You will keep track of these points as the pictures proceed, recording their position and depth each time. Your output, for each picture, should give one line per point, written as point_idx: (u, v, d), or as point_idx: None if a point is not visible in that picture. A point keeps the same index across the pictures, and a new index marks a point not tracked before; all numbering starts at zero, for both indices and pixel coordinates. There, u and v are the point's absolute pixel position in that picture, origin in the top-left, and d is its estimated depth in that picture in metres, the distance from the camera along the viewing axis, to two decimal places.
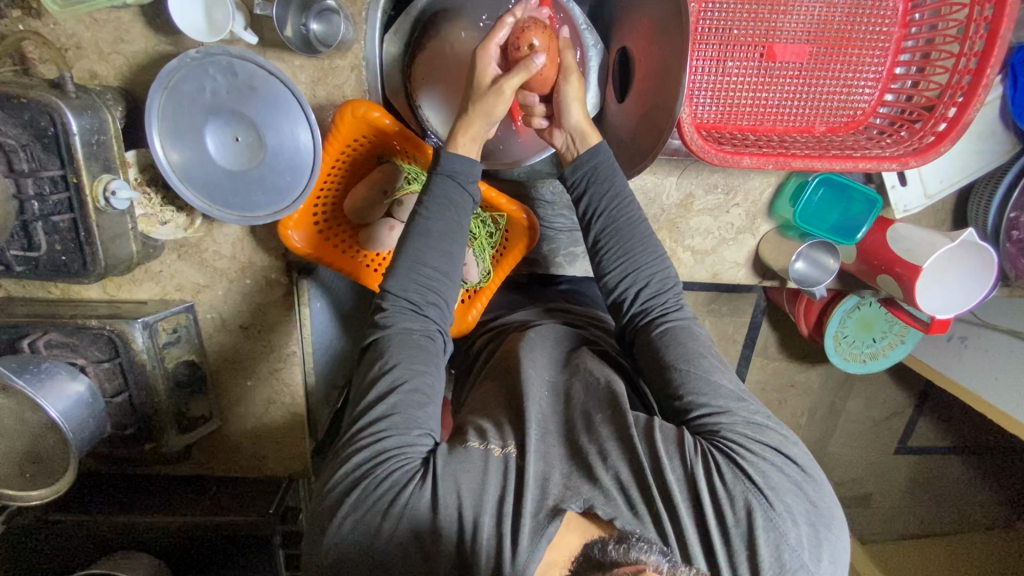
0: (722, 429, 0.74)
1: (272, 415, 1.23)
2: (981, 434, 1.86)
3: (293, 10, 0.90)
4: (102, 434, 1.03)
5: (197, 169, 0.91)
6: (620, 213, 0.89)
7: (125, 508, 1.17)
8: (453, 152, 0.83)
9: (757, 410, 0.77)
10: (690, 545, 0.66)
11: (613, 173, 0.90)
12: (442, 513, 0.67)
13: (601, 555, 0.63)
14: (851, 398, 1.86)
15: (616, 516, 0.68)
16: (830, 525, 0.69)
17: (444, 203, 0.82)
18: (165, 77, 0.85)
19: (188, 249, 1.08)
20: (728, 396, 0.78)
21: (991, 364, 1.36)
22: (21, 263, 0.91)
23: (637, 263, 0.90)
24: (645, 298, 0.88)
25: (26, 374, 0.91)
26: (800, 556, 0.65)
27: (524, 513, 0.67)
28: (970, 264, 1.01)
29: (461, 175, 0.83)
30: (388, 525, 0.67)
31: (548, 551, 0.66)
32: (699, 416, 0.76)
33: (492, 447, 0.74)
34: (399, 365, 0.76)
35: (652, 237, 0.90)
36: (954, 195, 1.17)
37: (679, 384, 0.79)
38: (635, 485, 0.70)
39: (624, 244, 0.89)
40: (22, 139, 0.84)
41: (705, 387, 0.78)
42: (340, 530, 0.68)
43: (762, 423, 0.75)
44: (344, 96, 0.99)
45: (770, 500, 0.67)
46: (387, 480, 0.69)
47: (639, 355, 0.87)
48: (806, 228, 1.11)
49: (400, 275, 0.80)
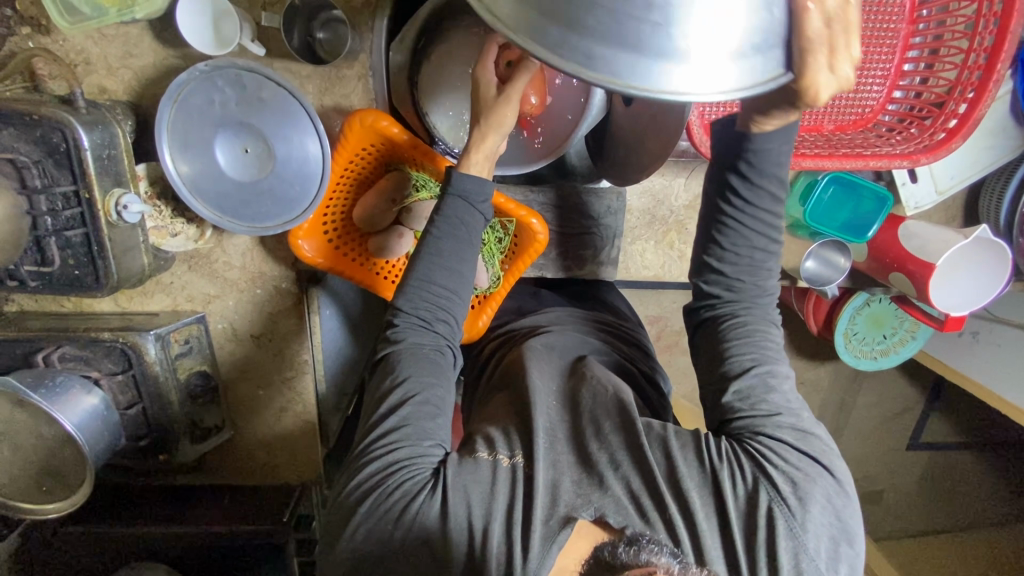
0: (762, 433, 0.73)
1: (285, 423, 1.23)
2: (993, 429, 1.85)
3: (299, 23, 0.95)
4: (117, 446, 1.03)
5: (207, 181, 0.91)
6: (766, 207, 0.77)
7: (140, 519, 1.18)
8: (465, 173, 0.82)
9: (805, 415, 0.76)
10: (706, 550, 0.66)
11: (780, 169, 0.75)
12: (452, 523, 0.67)
13: (612, 558, 0.64)
14: (862, 395, 1.86)
15: (628, 524, 0.68)
16: (852, 540, 0.69)
17: (454, 223, 0.80)
18: (174, 91, 0.86)
19: (199, 260, 1.08)
20: (780, 400, 0.76)
21: (1003, 359, 1.35)
22: (35, 278, 0.92)
23: (753, 263, 0.80)
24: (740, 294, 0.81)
25: (41, 389, 0.92)
26: (815, 562, 0.66)
27: (533, 522, 0.67)
28: (983, 263, 1.00)
29: (472, 196, 0.81)
30: (400, 533, 0.67)
31: (559, 558, 0.66)
32: (743, 417, 0.75)
33: (499, 458, 0.73)
34: (410, 378, 0.75)
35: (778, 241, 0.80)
36: (964, 190, 1.16)
37: (736, 390, 0.76)
38: (647, 493, 0.70)
39: (744, 243, 0.79)
40: (34, 155, 0.85)
41: (760, 391, 0.76)
42: (352, 538, 0.69)
43: (808, 431, 0.74)
44: (351, 105, 1.00)
45: (793, 508, 0.67)
46: (398, 490, 0.69)
47: (702, 343, 0.82)
48: (817, 228, 1.09)
49: (410, 292, 0.79)
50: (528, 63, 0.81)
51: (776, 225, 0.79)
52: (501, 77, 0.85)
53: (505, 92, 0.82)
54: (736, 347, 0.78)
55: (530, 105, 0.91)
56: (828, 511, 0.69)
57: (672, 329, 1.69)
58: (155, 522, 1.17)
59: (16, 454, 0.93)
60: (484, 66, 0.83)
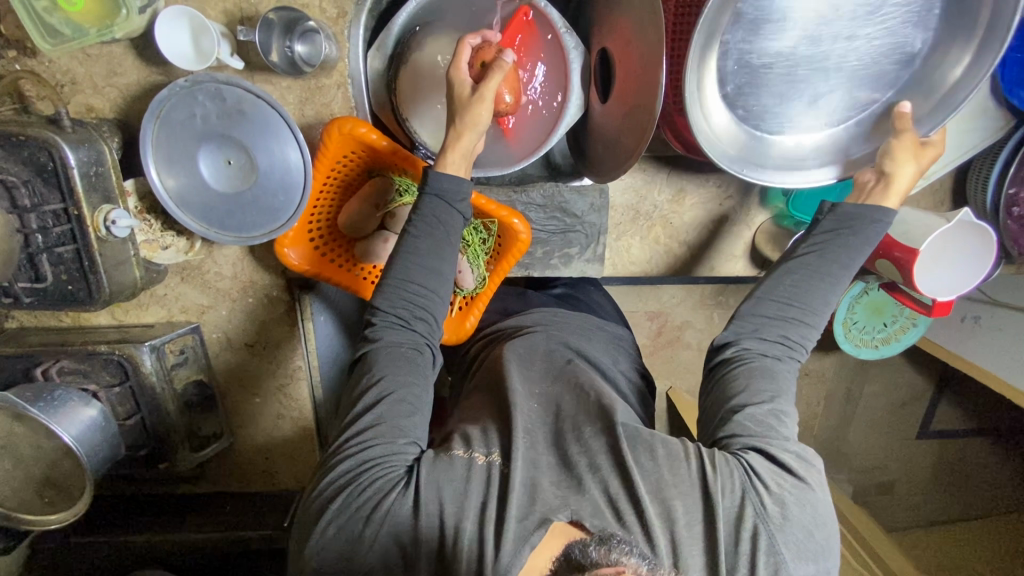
0: (763, 451, 0.74)
1: (282, 430, 1.26)
2: (1004, 415, 1.83)
3: (277, 34, 0.93)
4: (117, 456, 1.06)
5: (192, 194, 0.93)
6: (816, 282, 0.84)
7: (143, 528, 1.20)
8: (441, 171, 0.82)
9: (807, 450, 0.77)
10: (682, 554, 0.68)
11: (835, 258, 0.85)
12: (423, 520, 0.68)
13: (581, 556, 0.63)
14: (867, 384, 1.84)
15: (603, 527, 0.69)
16: (826, 559, 0.70)
17: (431, 222, 0.81)
18: (156, 107, 0.88)
19: (191, 271, 1.11)
20: (787, 433, 0.77)
21: (1005, 344, 1.33)
22: (29, 294, 0.94)
23: (787, 340, 0.83)
24: (784, 343, 0.83)
25: (39, 402, 0.94)
26: (777, 552, 0.67)
27: (507, 522, 0.67)
28: (970, 245, 0.99)
29: (449, 194, 0.82)
30: (371, 530, 0.69)
31: (532, 557, 0.67)
32: (744, 437, 0.75)
33: (475, 456, 0.75)
34: (386, 377, 0.76)
35: (812, 328, 0.84)
36: (951, 174, 1.15)
37: (742, 427, 0.76)
38: (625, 496, 0.71)
39: (800, 286, 0.84)
40: (23, 175, 0.87)
41: (767, 433, 0.76)
42: (324, 536, 0.70)
43: (809, 461, 0.76)
44: (332, 114, 1.02)
45: (766, 509, 0.70)
46: (371, 487, 0.70)
47: (718, 385, 0.82)
48: (799, 217, 1.12)
49: (388, 292, 0.80)
50: (501, 63, 0.82)
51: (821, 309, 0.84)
52: (475, 79, 0.86)
53: (479, 91, 0.82)
54: (753, 392, 0.78)
55: (506, 103, 0.90)
56: (807, 525, 0.70)
57: (670, 324, 1.68)
58: (156, 531, 1.19)
59: (17, 467, 0.95)
60: (459, 71, 0.84)
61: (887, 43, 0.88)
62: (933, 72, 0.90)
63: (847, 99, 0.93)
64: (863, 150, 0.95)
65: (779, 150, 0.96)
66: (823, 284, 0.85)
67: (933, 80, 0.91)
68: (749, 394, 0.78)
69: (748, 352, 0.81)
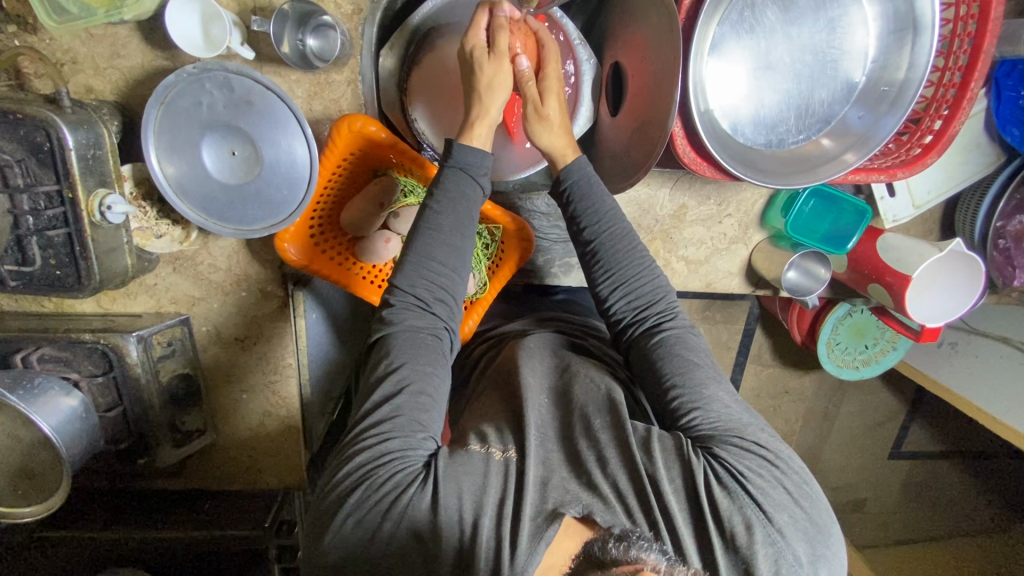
0: (720, 440, 0.75)
1: (267, 427, 1.23)
2: (972, 441, 1.88)
3: (290, 27, 0.91)
4: (95, 450, 1.02)
5: (193, 183, 0.91)
6: (609, 243, 0.90)
7: (116, 525, 1.15)
8: (467, 144, 0.84)
9: (732, 405, 0.80)
10: (688, 551, 0.68)
11: (611, 212, 0.91)
12: (442, 516, 0.68)
13: (602, 553, 0.62)
14: (845, 404, 1.88)
15: (615, 522, 0.69)
16: (828, 543, 0.71)
17: (456, 197, 0.83)
18: (161, 93, 0.86)
19: (184, 261, 1.08)
20: (721, 405, 0.79)
21: (980, 370, 1.37)
22: (15, 278, 0.90)
23: (646, 286, 0.90)
24: (641, 311, 0.89)
25: (19, 390, 0.90)
26: (798, 572, 0.67)
27: (523, 517, 0.67)
28: (959, 273, 1.03)
29: (473, 168, 0.84)
30: (389, 525, 0.68)
31: (546, 555, 0.66)
32: (701, 431, 0.77)
33: (492, 452, 0.75)
34: (405, 365, 0.78)
35: (650, 261, 0.92)
36: (941, 205, 1.19)
37: (690, 424, 0.78)
38: (633, 493, 0.71)
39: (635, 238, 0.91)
40: (17, 154, 0.84)
41: (701, 405, 0.79)
42: (341, 529, 0.69)
43: (738, 414, 0.79)
44: (341, 110, 1.01)
45: (774, 527, 0.68)
46: (390, 481, 0.70)
47: (636, 365, 0.88)
48: (796, 238, 1.12)
49: (409, 271, 0.82)
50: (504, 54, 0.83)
51: (623, 256, 0.90)
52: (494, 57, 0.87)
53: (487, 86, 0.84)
54: (662, 361, 0.84)
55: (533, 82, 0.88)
56: (808, 541, 0.69)
57: None
58: (131, 527, 1.15)
59: None
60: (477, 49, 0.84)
61: (841, 47, 0.94)
62: (886, 67, 0.94)
63: (822, 101, 0.96)
64: (863, 133, 0.95)
65: (783, 155, 0.97)
66: (627, 240, 0.91)
67: (888, 73, 0.94)
68: (663, 372, 0.83)
69: (622, 306, 0.90)
